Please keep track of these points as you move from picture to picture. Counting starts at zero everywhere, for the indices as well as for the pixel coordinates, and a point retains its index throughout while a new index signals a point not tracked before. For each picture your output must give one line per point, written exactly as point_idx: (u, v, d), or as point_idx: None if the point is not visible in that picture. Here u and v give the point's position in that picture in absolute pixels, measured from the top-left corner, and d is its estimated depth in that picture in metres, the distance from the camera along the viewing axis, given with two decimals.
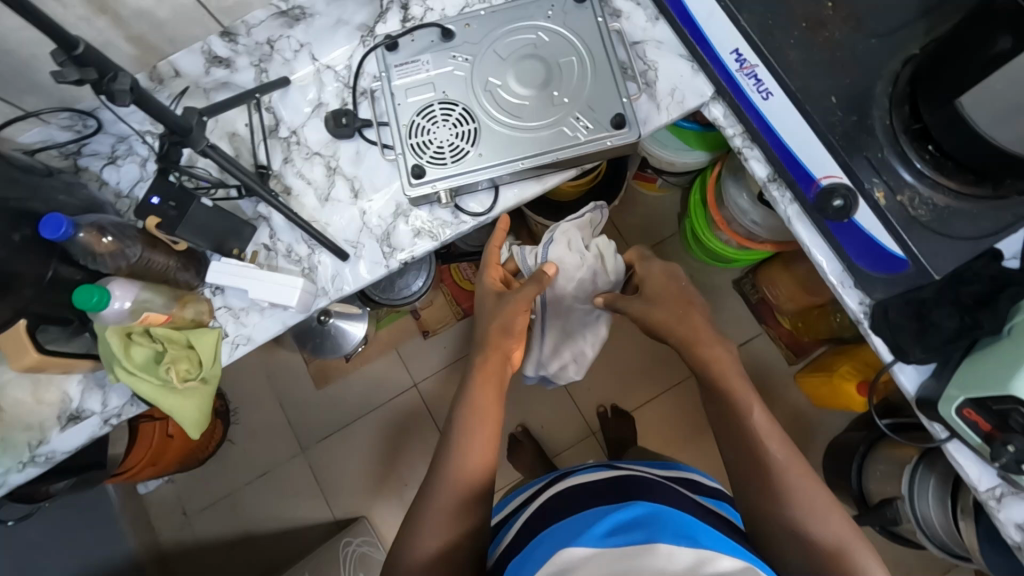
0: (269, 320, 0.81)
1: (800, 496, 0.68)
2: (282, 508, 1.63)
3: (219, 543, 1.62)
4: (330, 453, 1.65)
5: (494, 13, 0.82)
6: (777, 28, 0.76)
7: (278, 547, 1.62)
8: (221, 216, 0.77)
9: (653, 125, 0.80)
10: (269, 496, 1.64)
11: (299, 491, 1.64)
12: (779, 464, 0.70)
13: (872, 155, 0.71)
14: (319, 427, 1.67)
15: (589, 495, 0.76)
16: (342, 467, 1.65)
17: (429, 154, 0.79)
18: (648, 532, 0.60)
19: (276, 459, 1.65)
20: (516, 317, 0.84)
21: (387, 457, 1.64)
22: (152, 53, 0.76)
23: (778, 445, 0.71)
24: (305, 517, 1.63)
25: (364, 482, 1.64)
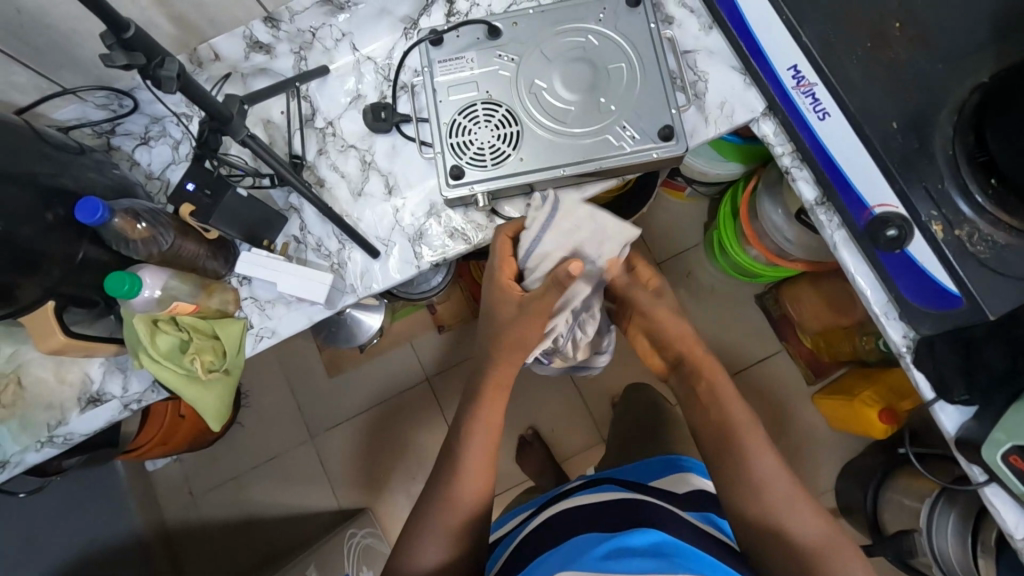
0: (295, 314, 0.79)
1: (793, 513, 0.71)
2: (288, 494, 1.63)
3: (223, 525, 1.62)
4: (341, 441, 1.65)
5: (543, 11, 0.80)
6: (841, 44, 0.71)
7: (280, 533, 1.63)
8: (252, 206, 0.75)
9: (700, 138, 0.79)
10: (276, 480, 1.64)
11: (305, 478, 1.64)
12: (771, 483, 0.73)
13: (931, 185, 0.67)
14: (329, 415, 1.66)
15: (589, 521, 0.73)
16: (352, 456, 1.65)
17: (469, 154, 0.76)
18: (651, 558, 0.61)
19: (284, 445, 1.65)
20: (531, 328, 0.78)
21: (396, 449, 1.64)
22: (193, 34, 0.73)
23: (772, 462, 0.74)
24: (310, 505, 1.63)
25: (371, 474, 1.63)
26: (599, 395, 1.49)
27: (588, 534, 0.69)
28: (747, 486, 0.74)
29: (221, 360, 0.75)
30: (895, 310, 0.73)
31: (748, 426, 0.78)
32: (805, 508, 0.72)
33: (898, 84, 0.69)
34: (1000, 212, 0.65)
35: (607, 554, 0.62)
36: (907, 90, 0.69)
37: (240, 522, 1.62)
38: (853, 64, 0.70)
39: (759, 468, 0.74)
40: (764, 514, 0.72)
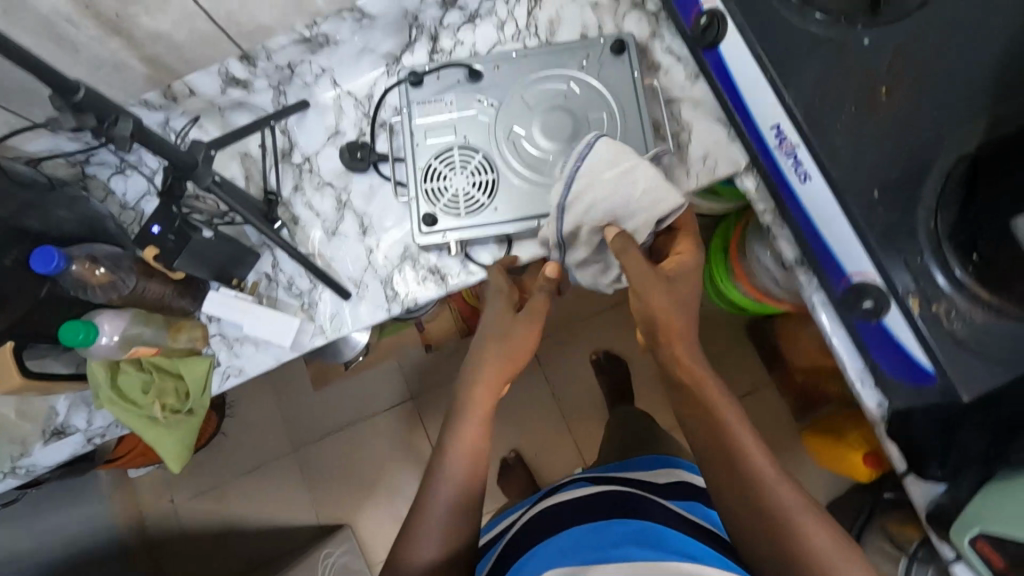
0: (262, 353, 0.78)
1: (798, 513, 0.57)
2: (269, 506, 1.62)
3: (202, 533, 1.61)
4: (330, 453, 1.64)
5: (526, 55, 0.78)
6: (828, 105, 0.68)
7: (260, 545, 1.61)
8: (224, 247, 0.74)
9: (682, 190, 0.78)
10: (261, 486, 1.63)
11: (287, 490, 1.63)
12: (770, 484, 0.59)
13: (910, 258, 0.65)
14: (313, 429, 1.66)
15: (580, 511, 0.71)
16: (338, 469, 1.64)
17: (443, 201, 0.75)
18: (643, 550, 0.60)
19: (267, 456, 1.64)
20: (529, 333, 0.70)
21: (383, 467, 1.63)
22: (166, 72, 0.72)
23: (765, 457, 0.60)
24: (291, 515, 1.62)
25: (358, 488, 1.62)
26: (587, 421, 1.47)
27: (575, 528, 0.68)
28: (745, 489, 0.59)
29: (184, 400, 0.74)
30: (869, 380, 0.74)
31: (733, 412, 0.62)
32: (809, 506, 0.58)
33: (882, 153, 0.67)
34: (978, 290, 0.63)
35: (601, 555, 0.61)
36: (891, 158, 0.67)
37: (219, 531, 1.61)
38: (837, 129, 0.68)
39: (757, 466, 0.60)
40: (769, 520, 0.58)
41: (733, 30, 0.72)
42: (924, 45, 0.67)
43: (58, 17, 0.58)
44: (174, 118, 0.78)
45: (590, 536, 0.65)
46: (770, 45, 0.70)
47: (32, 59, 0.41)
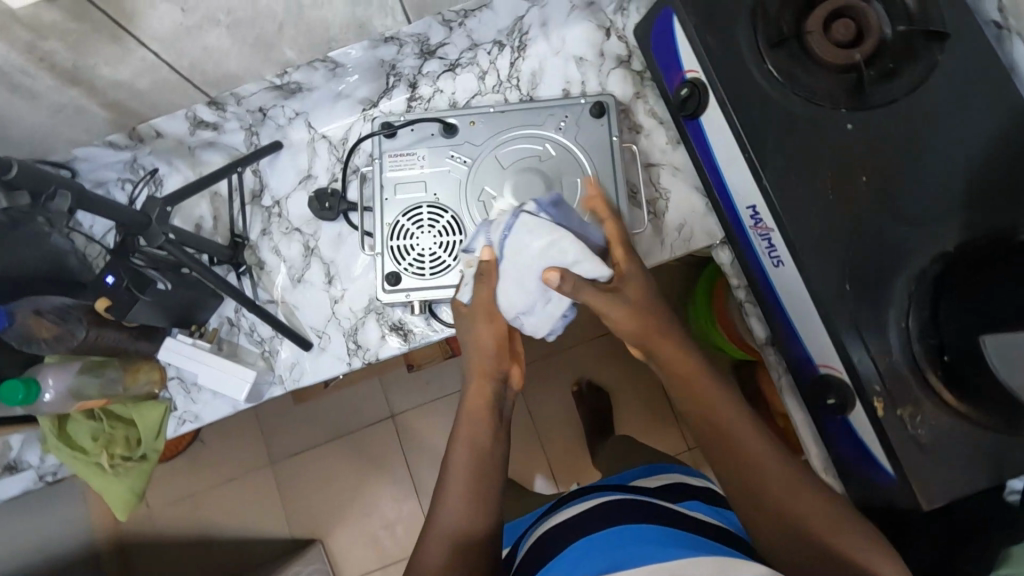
0: (219, 401, 0.77)
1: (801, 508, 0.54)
2: (243, 517, 1.44)
3: (172, 547, 1.43)
4: (301, 471, 1.45)
5: (503, 112, 0.76)
6: (805, 190, 0.66)
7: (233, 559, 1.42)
8: (185, 296, 0.73)
9: (654, 259, 0.77)
10: (227, 504, 1.44)
11: (263, 500, 1.45)
12: (772, 480, 0.56)
13: (878, 358, 0.63)
14: (292, 440, 1.47)
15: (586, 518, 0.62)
16: (313, 485, 1.46)
17: (409, 260, 0.74)
18: (653, 551, 0.54)
19: (243, 466, 1.46)
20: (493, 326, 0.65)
21: (359, 481, 1.45)
22: (131, 117, 0.70)
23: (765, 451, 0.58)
24: (262, 532, 1.43)
25: (340, 496, 1.45)
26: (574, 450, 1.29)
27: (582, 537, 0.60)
28: (746, 487, 0.57)
29: (135, 447, 0.74)
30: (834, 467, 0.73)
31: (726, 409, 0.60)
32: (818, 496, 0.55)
33: (856, 245, 0.65)
34: (947, 395, 0.61)
35: (609, 560, 0.54)
36: (864, 250, 0.64)
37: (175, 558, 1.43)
38: (813, 214, 0.65)
39: (754, 457, 0.57)
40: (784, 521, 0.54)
41: (714, 104, 0.70)
42: (904, 137, 0.65)
43: (10, 69, 0.56)
44: (142, 156, 0.77)
45: (596, 542, 0.58)
46: (750, 122, 0.67)
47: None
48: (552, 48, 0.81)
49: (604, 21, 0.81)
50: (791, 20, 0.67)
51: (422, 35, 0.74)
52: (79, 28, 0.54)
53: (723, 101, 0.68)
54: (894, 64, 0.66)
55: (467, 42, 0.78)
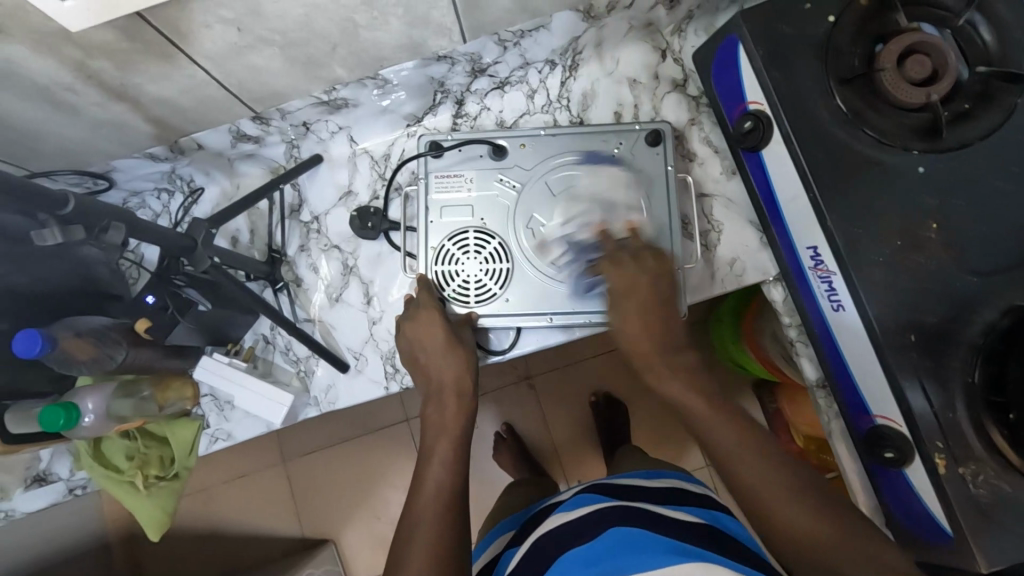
0: (253, 420, 0.75)
1: (794, 517, 0.54)
2: (249, 515, 1.34)
3: (179, 540, 1.35)
4: (316, 472, 1.35)
5: (555, 136, 0.74)
6: (869, 236, 0.63)
7: (236, 556, 1.33)
8: (224, 316, 0.71)
9: (705, 293, 0.75)
10: (239, 497, 1.35)
11: (271, 500, 1.35)
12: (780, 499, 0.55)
13: (941, 413, 0.60)
14: (305, 439, 1.36)
15: (575, 530, 0.63)
16: (324, 487, 1.35)
17: (454, 286, 0.72)
18: (643, 556, 0.55)
19: (253, 464, 1.36)
20: (448, 341, 0.68)
21: (374, 480, 1.34)
22: (173, 131, 0.68)
23: (752, 464, 0.57)
24: (271, 530, 1.34)
25: (348, 499, 1.34)
26: (590, 455, 1.25)
27: (567, 550, 0.60)
28: (745, 503, 0.56)
29: (168, 466, 0.73)
30: (873, 497, 0.73)
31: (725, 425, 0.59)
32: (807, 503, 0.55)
33: (923, 296, 0.62)
34: (1014, 458, 0.58)
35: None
36: (933, 301, 0.62)
37: (176, 554, 1.35)
38: (877, 261, 0.63)
39: (739, 476, 0.57)
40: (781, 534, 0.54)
41: (779, 139, 0.67)
42: (976, 182, 0.62)
43: (57, 86, 0.54)
44: (181, 167, 0.75)
45: (581, 555, 0.59)
46: (818, 162, 0.64)
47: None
48: (604, 69, 0.78)
49: (660, 43, 0.78)
50: (866, 54, 0.64)
51: (475, 55, 0.71)
52: (130, 47, 0.51)
53: (789, 137, 0.65)
54: (970, 105, 0.64)
55: (519, 61, 0.75)
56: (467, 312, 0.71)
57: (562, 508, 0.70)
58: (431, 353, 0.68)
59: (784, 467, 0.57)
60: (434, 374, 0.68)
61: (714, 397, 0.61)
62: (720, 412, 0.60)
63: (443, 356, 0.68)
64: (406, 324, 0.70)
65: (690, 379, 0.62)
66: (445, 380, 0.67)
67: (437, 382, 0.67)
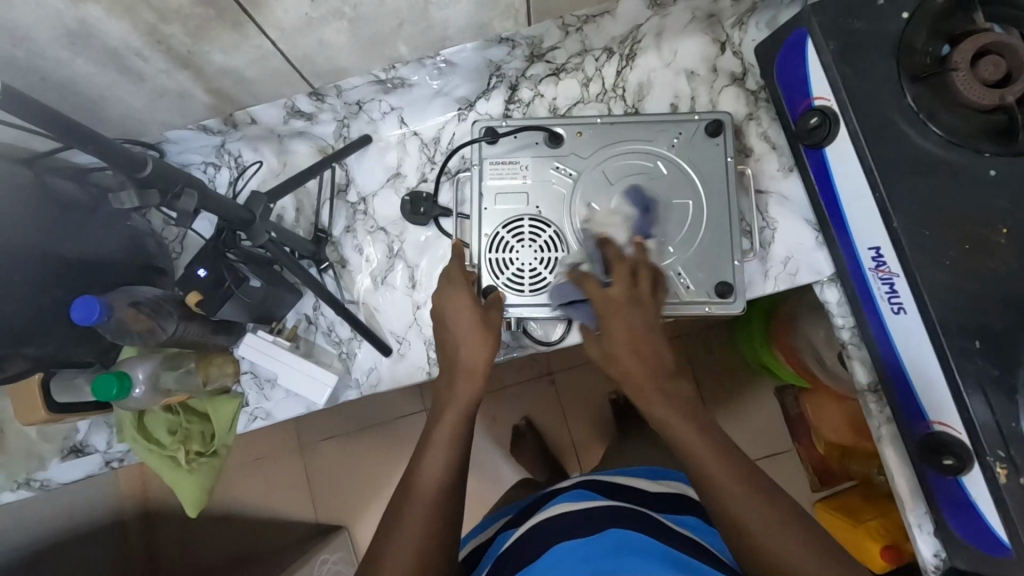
0: (292, 401, 0.74)
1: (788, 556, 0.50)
2: (258, 501, 1.27)
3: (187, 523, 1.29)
4: (334, 459, 1.28)
5: (612, 124, 0.72)
6: (936, 237, 0.61)
7: (242, 542, 1.27)
8: (273, 296, 0.70)
9: (757, 291, 0.74)
10: (249, 483, 1.28)
11: (281, 485, 1.28)
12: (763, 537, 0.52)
13: (1004, 421, 0.58)
14: (321, 424, 1.29)
15: (582, 521, 0.61)
16: (338, 476, 1.28)
17: (507, 274, 0.71)
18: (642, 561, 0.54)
19: (267, 446, 1.29)
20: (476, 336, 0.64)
21: (393, 468, 1.26)
22: (230, 103, 0.67)
23: (756, 504, 0.53)
24: (284, 515, 1.27)
25: (362, 489, 1.27)
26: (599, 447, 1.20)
27: (569, 538, 0.58)
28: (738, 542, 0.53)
29: (209, 442, 0.72)
30: (921, 504, 0.72)
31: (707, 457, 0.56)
32: (815, 546, 0.51)
33: (991, 300, 0.60)
34: None
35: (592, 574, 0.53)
36: (1002, 305, 0.59)
37: None
38: (942, 263, 0.61)
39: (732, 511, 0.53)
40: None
41: (846, 136, 0.66)
42: None
43: (126, 51, 0.53)
44: (231, 141, 0.74)
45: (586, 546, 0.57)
46: (885, 161, 0.63)
47: (73, 128, 0.37)
48: (662, 59, 0.77)
49: (720, 35, 0.77)
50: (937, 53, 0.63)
51: (536, 38, 0.70)
52: (204, 14, 0.50)
53: (856, 134, 0.64)
54: None
55: (578, 48, 0.74)
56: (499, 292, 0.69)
57: (561, 498, 0.67)
58: (456, 335, 0.66)
59: (788, 508, 0.53)
60: (455, 358, 0.65)
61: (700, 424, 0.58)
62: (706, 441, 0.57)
63: (467, 330, 0.65)
64: (439, 300, 0.68)
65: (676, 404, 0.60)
66: (466, 356, 0.65)
67: (456, 359, 0.65)
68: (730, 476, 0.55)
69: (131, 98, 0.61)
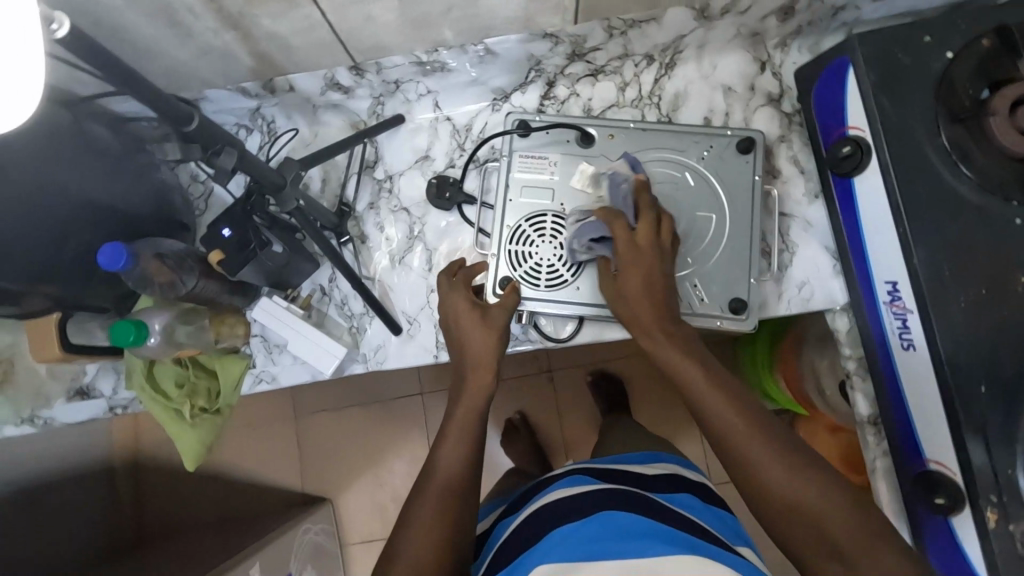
0: (298, 368, 0.76)
1: (813, 505, 0.48)
2: (250, 464, 1.29)
3: (176, 479, 1.30)
4: (328, 431, 1.29)
5: (644, 130, 0.73)
6: (956, 279, 0.62)
7: (230, 503, 1.28)
8: (290, 264, 0.71)
9: (770, 313, 0.75)
10: (244, 444, 1.29)
11: (276, 452, 1.29)
12: (785, 488, 0.50)
13: (1000, 467, 0.59)
14: (320, 395, 1.30)
15: (567, 510, 0.61)
16: (331, 448, 1.29)
17: (525, 267, 0.71)
18: (643, 542, 0.54)
19: (266, 410, 1.30)
20: (485, 336, 0.65)
21: (387, 448, 1.27)
22: (272, 68, 0.67)
23: (791, 473, 0.50)
24: (272, 481, 1.28)
25: (353, 462, 1.28)
26: (585, 433, 1.21)
27: (567, 524, 0.58)
28: (759, 496, 0.51)
29: (214, 400, 0.73)
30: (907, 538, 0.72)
31: (721, 406, 0.55)
32: (863, 520, 0.47)
33: (1002, 347, 0.60)
34: None
35: (592, 553, 0.53)
36: (1011, 351, 0.60)
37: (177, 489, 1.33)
38: (957, 303, 0.61)
39: (752, 464, 0.51)
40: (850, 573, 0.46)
41: (876, 169, 0.66)
42: None
43: (179, 5, 0.54)
44: (266, 106, 0.75)
45: (580, 529, 0.57)
46: (913, 197, 0.63)
47: (127, 76, 0.38)
48: (702, 72, 0.77)
49: (762, 55, 0.77)
50: (976, 95, 0.62)
51: (580, 37, 0.70)
52: None
53: (887, 166, 0.64)
54: None
55: (619, 51, 0.74)
56: (515, 283, 0.69)
57: (560, 483, 0.67)
58: (465, 327, 0.66)
59: (818, 467, 0.51)
60: (463, 353, 0.66)
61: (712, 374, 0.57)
62: (720, 391, 0.56)
63: (471, 328, 0.66)
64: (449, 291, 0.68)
65: (690, 355, 0.59)
66: (471, 352, 0.66)
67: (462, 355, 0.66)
68: (766, 454, 0.51)
69: (175, 53, 0.62)
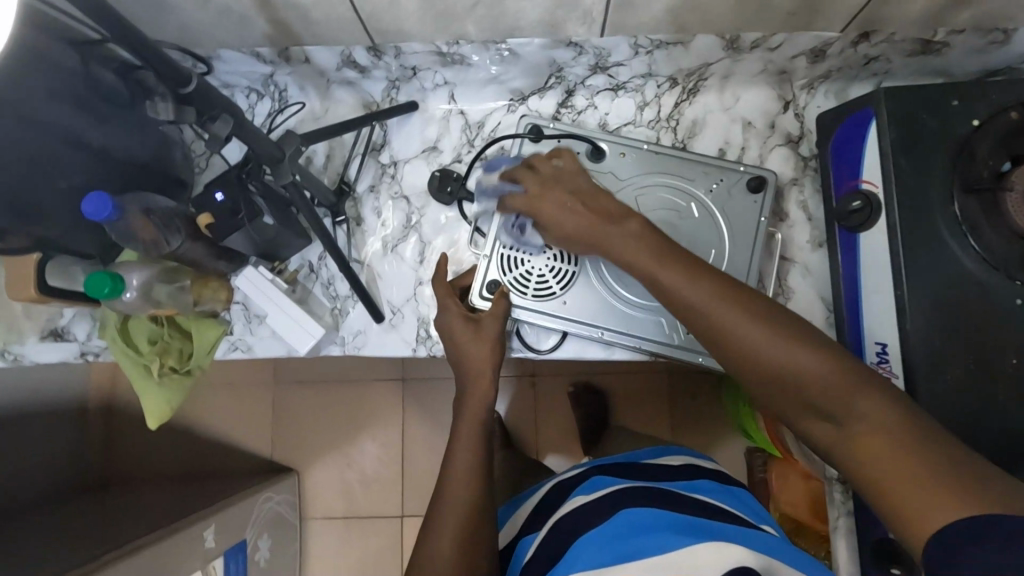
0: (275, 342, 0.75)
1: (802, 368, 0.45)
2: (221, 423, 1.28)
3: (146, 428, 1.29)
4: (304, 403, 1.28)
5: (656, 153, 0.72)
6: (946, 351, 0.60)
7: (196, 459, 1.28)
8: (279, 237, 0.70)
9: None
10: (218, 404, 1.29)
11: (249, 416, 1.28)
12: (772, 358, 0.46)
13: None
14: (301, 367, 1.29)
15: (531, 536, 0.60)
16: (304, 420, 1.28)
17: (514, 273, 0.70)
18: (662, 537, 0.53)
19: (244, 373, 1.29)
20: (483, 351, 0.65)
21: (360, 428, 1.27)
22: (289, 37, 0.66)
23: (774, 341, 0.46)
24: (240, 444, 1.28)
25: (324, 437, 1.27)
26: (561, 442, 1.20)
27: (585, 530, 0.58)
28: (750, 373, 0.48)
29: (185, 362, 0.72)
30: None
31: (684, 290, 0.50)
32: (845, 369, 0.45)
33: (980, 425, 0.59)
34: None
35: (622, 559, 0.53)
36: (987, 431, 0.59)
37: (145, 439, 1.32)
38: (944, 376, 0.60)
39: (732, 345, 0.48)
40: (843, 432, 0.44)
41: (884, 228, 0.64)
42: None
43: None
44: (280, 74, 0.74)
45: (599, 536, 0.56)
46: (916, 262, 0.62)
47: (125, 32, 0.37)
48: (723, 103, 0.76)
49: (787, 94, 0.76)
50: (996, 168, 0.61)
51: (604, 50, 0.69)
52: None
53: (894, 228, 0.63)
54: None
55: (643, 70, 0.73)
56: (502, 289, 0.68)
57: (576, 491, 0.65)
58: (460, 336, 0.66)
59: (792, 328, 0.47)
60: (461, 365, 0.66)
61: (672, 257, 0.52)
62: (684, 271, 0.51)
63: (464, 341, 0.66)
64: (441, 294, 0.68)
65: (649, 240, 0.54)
66: (469, 367, 0.66)
67: (460, 369, 0.66)
68: (751, 330, 0.47)
69: (193, 9, 0.60)
